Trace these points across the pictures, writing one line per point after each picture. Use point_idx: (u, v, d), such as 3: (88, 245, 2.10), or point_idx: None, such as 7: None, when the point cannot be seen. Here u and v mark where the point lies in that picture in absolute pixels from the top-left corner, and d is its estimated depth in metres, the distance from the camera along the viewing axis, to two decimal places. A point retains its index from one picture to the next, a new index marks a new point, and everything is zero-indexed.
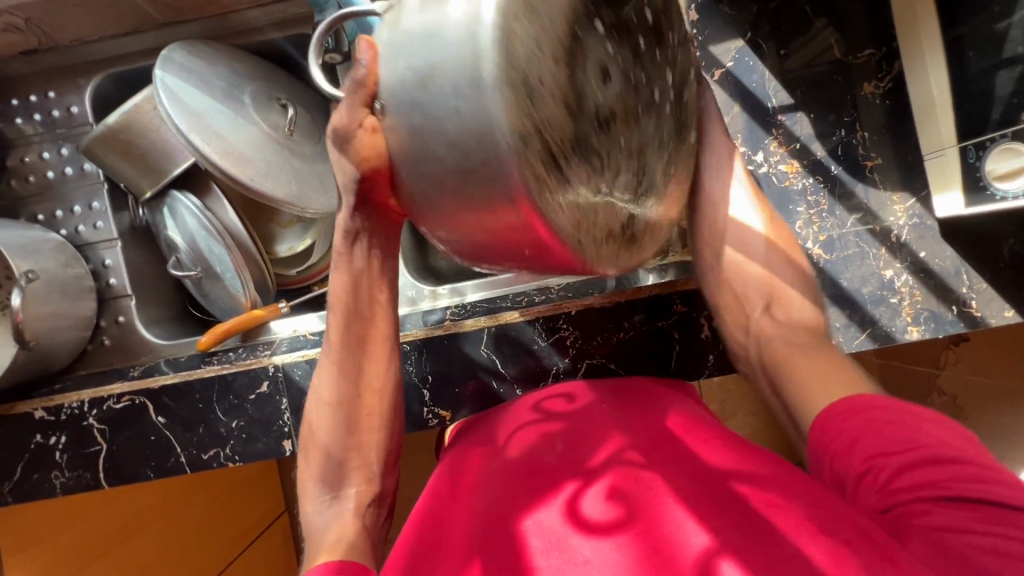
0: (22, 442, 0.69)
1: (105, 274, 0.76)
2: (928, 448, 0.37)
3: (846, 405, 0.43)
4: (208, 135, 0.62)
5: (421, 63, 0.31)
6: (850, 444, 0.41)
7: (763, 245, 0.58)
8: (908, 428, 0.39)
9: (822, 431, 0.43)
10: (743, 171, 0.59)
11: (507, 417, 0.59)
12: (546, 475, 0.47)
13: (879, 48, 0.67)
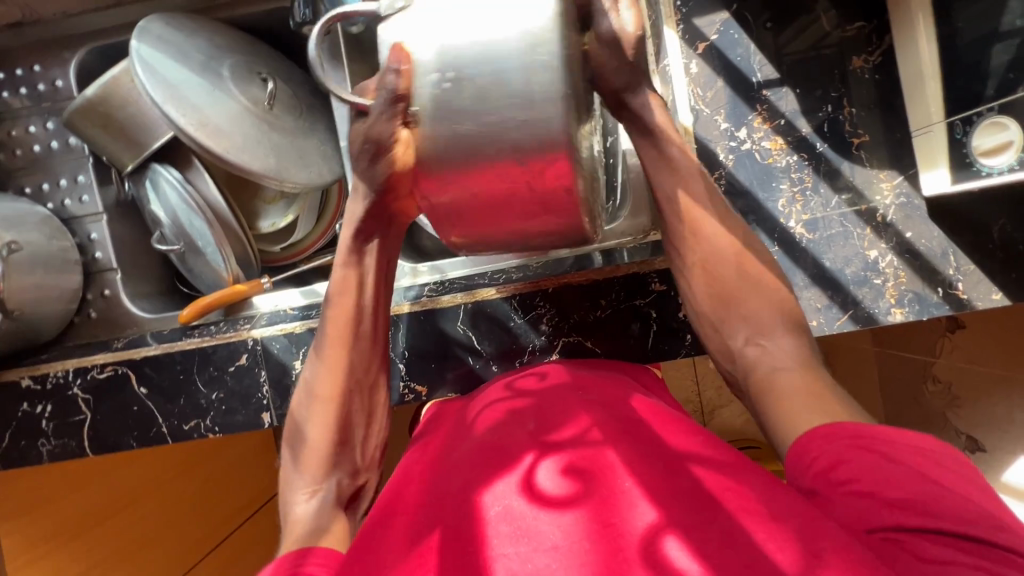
0: (9, 410, 0.71)
1: (92, 248, 0.77)
2: (911, 474, 0.37)
3: (825, 429, 0.43)
4: (184, 108, 0.62)
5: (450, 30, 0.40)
6: (830, 467, 0.40)
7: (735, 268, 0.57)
8: (896, 457, 0.39)
9: (803, 450, 0.43)
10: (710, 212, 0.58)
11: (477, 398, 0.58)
12: (511, 446, 0.46)
13: (869, 20, 0.65)
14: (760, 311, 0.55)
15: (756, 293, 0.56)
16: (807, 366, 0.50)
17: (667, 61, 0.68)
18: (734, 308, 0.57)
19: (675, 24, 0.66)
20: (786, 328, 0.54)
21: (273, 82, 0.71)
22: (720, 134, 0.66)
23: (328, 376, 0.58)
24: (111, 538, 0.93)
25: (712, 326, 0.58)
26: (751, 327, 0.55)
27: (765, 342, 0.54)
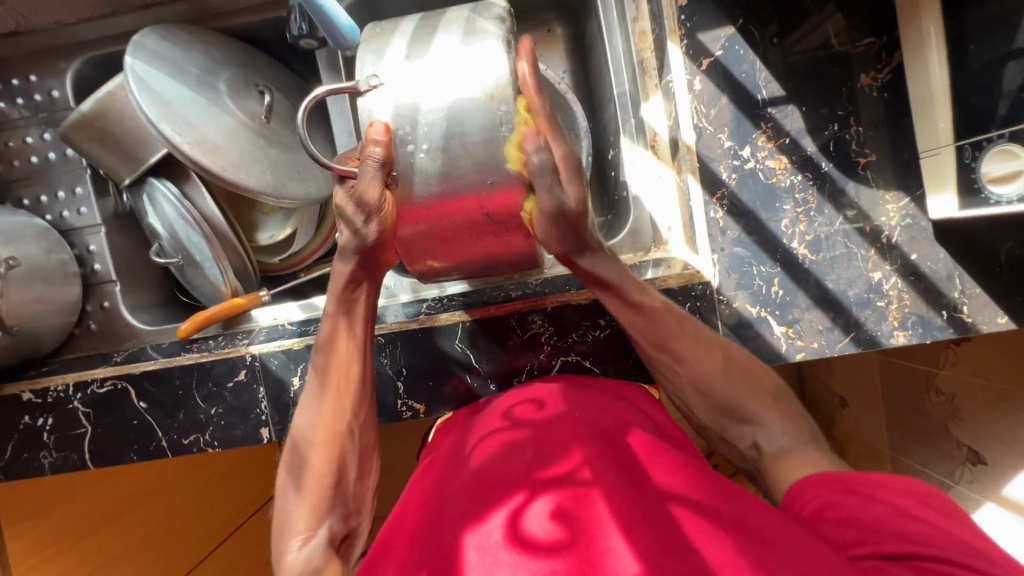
0: (11, 423, 0.72)
1: (91, 260, 0.77)
2: (891, 512, 0.41)
3: (816, 478, 0.47)
4: (179, 125, 0.61)
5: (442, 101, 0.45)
6: (821, 508, 0.44)
7: (719, 370, 0.58)
8: (876, 494, 0.43)
9: (798, 495, 0.47)
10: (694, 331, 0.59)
11: (478, 424, 0.59)
12: (505, 482, 0.47)
13: (879, 37, 0.63)
14: (748, 401, 0.57)
15: (745, 393, 0.57)
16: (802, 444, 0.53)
17: (671, 77, 0.66)
18: (730, 413, 0.58)
19: (678, 40, 0.64)
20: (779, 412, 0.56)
21: (270, 94, 0.70)
22: (723, 153, 0.65)
23: (328, 411, 0.57)
24: (112, 541, 0.94)
25: (714, 432, 0.59)
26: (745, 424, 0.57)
27: (761, 433, 0.56)
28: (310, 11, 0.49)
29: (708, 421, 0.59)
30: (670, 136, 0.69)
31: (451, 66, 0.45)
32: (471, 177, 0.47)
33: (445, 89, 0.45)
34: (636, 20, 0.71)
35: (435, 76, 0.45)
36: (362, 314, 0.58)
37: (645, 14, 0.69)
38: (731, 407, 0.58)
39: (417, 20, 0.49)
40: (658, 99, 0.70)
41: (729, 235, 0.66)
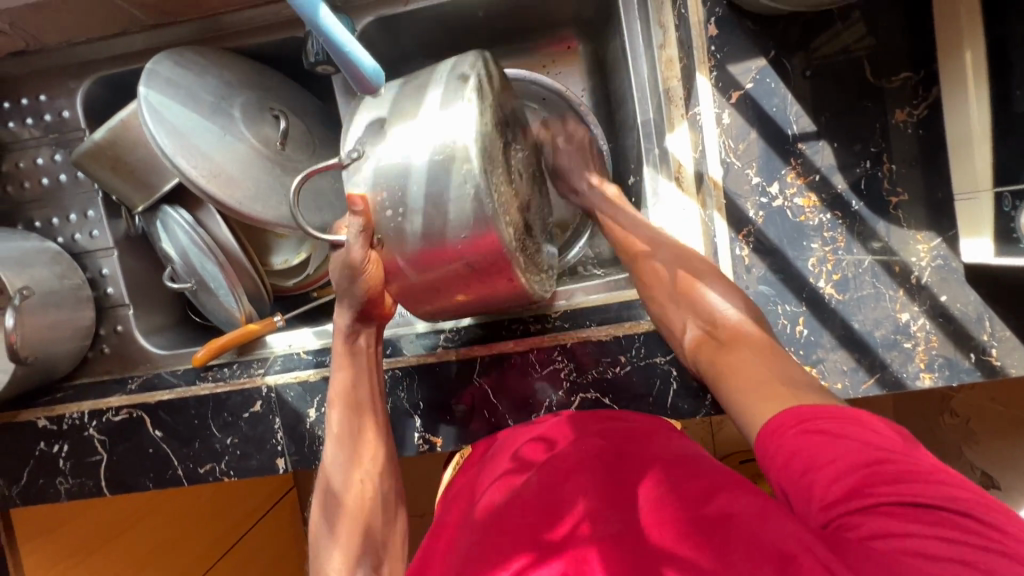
0: (26, 449, 0.72)
1: (103, 283, 0.77)
2: (854, 447, 0.37)
3: (778, 418, 0.43)
4: (194, 157, 0.60)
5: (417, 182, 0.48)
6: (788, 458, 0.40)
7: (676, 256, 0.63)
8: (842, 435, 0.38)
9: (762, 447, 0.42)
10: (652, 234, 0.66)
11: (489, 466, 0.60)
12: (505, 545, 0.47)
13: (916, 71, 0.61)
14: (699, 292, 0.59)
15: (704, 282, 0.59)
16: (752, 335, 0.53)
17: (698, 108, 0.64)
18: (682, 303, 0.59)
19: (708, 71, 0.62)
20: (732, 301, 0.57)
21: (285, 120, 0.68)
22: (750, 190, 0.63)
23: (346, 456, 0.60)
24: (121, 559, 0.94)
25: (668, 327, 0.61)
26: (697, 314, 0.58)
27: (710, 325, 0.56)
28: (333, 56, 0.44)
29: (661, 312, 0.61)
30: (695, 169, 0.67)
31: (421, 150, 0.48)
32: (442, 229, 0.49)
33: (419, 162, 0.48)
34: (662, 47, 0.69)
35: (405, 159, 0.48)
36: (366, 349, 0.62)
37: (673, 41, 0.67)
38: (684, 295, 0.59)
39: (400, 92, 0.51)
40: (684, 130, 0.67)
41: (754, 272, 0.64)
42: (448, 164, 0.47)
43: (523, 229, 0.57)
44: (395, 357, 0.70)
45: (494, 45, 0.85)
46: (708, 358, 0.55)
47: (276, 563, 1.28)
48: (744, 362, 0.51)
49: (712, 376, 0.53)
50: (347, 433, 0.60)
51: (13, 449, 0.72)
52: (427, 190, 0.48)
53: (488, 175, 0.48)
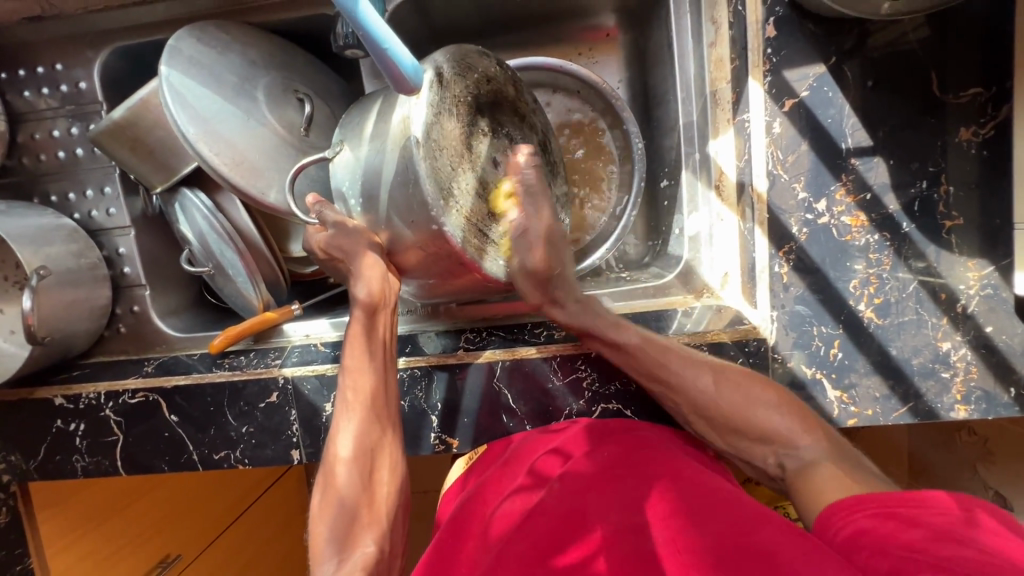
0: (43, 426, 0.71)
1: (120, 262, 0.75)
2: (926, 536, 0.37)
3: (851, 500, 0.44)
4: (216, 143, 0.57)
5: (389, 177, 0.50)
6: (855, 533, 0.40)
7: (723, 386, 0.58)
8: (913, 516, 0.39)
9: (830, 521, 0.43)
10: (679, 366, 0.59)
11: (507, 472, 0.59)
12: (516, 555, 0.45)
13: (988, 86, 0.56)
14: (765, 421, 0.56)
15: (761, 414, 0.56)
16: (832, 458, 0.52)
17: (748, 114, 0.60)
18: (740, 434, 0.57)
19: (761, 76, 0.59)
20: (796, 429, 0.55)
21: (311, 104, 0.65)
22: (796, 205, 0.60)
23: (355, 441, 0.56)
24: (137, 525, 0.96)
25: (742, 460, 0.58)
26: (768, 445, 0.56)
27: (786, 452, 0.54)
28: (369, 49, 0.41)
29: (726, 445, 0.59)
30: (737, 178, 0.64)
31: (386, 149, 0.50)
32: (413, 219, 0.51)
33: (387, 158, 0.49)
34: (713, 46, 0.65)
35: (377, 157, 0.50)
36: (384, 322, 0.60)
37: (725, 40, 0.63)
38: (753, 428, 0.56)
39: (384, 98, 0.52)
40: (729, 136, 0.64)
41: (791, 292, 0.62)
42: (401, 159, 0.48)
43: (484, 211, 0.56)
44: (414, 355, 0.68)
45: (529, 29, 0.80)
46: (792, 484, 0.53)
47: (283, 533, 1.33)
48: (843, 486, 0.48)
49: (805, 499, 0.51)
50: (357, 407, 0.57)
51: (29, 425, 0.72)
52: (383, 176, 0.50)
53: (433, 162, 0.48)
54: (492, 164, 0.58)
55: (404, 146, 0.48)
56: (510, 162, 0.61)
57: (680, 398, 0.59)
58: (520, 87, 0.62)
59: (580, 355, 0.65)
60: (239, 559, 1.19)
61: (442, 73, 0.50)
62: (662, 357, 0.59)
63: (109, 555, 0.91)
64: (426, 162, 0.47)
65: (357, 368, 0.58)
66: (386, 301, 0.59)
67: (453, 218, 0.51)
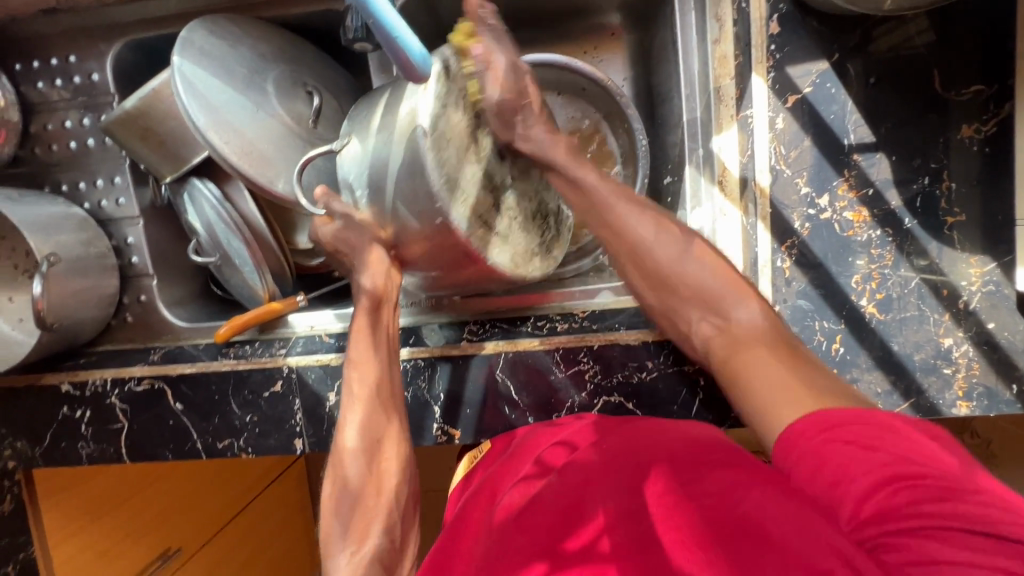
0: (49, 412, 0.72)
1: (128, 252, 0.76)
2: (888, 467, 0.34)
3: (805, 423, 0.40)
4: (226, 133, 0.58)
5: (395, 167, 0.51)
6: (812, 465, 0.38)
7: (668, 237, 0.59)
8: (871, 441, 0.36)
9: (787, 448, 0.40)
10: (628, 213, 0.60)
11: (512, 463, 0.59)
12: (517, 547, 0.45)
13: (990, 84, 0.57)
14: (707, 282, 0.57)
15: (706, 276, 0.57)
16: (769, 337, 0.52)
17: (751, 109, 0.61)
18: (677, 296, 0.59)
19: (765, 71, 0.59)
20: (737, 297, 0.55)
21: (320, 97, 0.66)
22: (798, 200, 0.61)
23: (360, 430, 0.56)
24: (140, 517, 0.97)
25: (669, 320, 0.60)
26: (703, 308, 0.57)
27: (720, 320, 0.55)
28: (378, 37, 0.41)
29: (660, 306, 0.60)
30: (740, 174, 0.64)
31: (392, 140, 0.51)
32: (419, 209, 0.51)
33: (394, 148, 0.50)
34: (717, 43, 0.65)
35: (383, 148, 0.51)
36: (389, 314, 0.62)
37: (729, 37, 0.63)
38: (693, 289, 0.57)
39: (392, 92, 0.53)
40: (732, 131, 0.64)
41: (793, 286, 0.62)
42: (408, 150, 0.49)
43: (491, 203, 0.56)
44: (418, 346, 0.69)
45: (535, 27, 0.81)
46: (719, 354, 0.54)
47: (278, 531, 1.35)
48: (779, 372, 0.47)
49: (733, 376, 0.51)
50: (363, 397, 0.57)
51: (35, 411, 0.72)
52: (389, 166, 0.51)
53: (439, 154, 0.49)
54: (498, 157, 0.58)
55: (411, 137, 0.49)
56: (516, 156, 0.62)
57: (624, 245, 0.61)
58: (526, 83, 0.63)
59: (583, 347, 0.65)
60: (239, 553, 1.20)
61: (450, 66, 0.52)
62: (619, 206, 0.61)
63: (112, 547, 0.91)
64: (432, 153, 0.49)
65: (363, 360, 0.58)
66: (389, 296, 0.61)
67: (458, 208, 0.51)
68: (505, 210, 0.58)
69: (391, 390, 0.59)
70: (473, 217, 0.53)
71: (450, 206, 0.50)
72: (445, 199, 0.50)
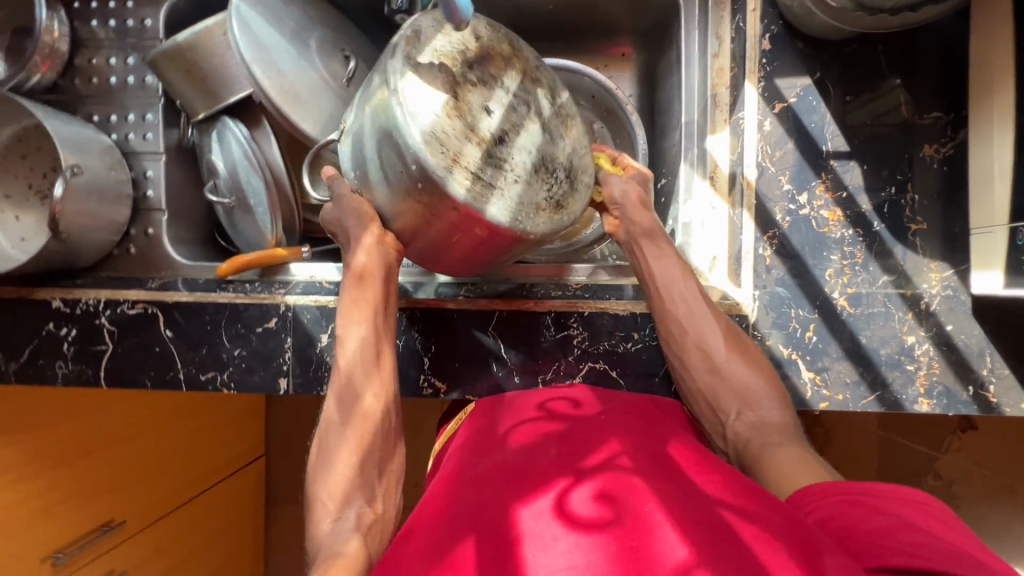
0: (33, 327, 0.71)
1: (145, 185, 0.79)
2: (893, 523, 0.38)
3: (818, 487, 0.45)
4: (270, 71, 0.63)
5: (383, 138, 0.53)
6: (826, 518, 0.41)
7: (721, 329, 0.61)
8: (881, 505, 0.40)
9: (800, 503, 0.44)
10: (692, 285, 0.63)
11: (513, 409, 0.60)
12: (542, 468, 0.49)
13: (947, 113, 0.65)
14: (757, 388, 0.58)
15: (756, 383, 0.59)
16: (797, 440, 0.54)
17: (742, 114, 0.69)
18: (724, 382, 0.59)
19: (756, 80, 0.67)
20: (772, 400, 0.58)
21: (356, 61, 0.72)
22: (780, 195, 0.67)
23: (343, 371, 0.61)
24: (98, 477, 0.95)
25: (707, 407, 0.60)
26: (746, 405, 0.58)
27: (756, 417, 0.57)
28: None
29: (706, 388, 0.60)
30: (730, 170, 0.71)
31: (374, 111, 0.54)
32: (418, 178, 0.52)
33: (375, 119, 0.53)
34: (716, 57, 0.74)
35: (366, 122, 0.55)
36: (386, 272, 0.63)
37: (727, 52, 0.72)
38: (740, 386, 0.59)
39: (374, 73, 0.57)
40: (725, 133, 0.72)
41: (773, 274, 0.67)
42: (384, 118, 0.52)
43: (484, 159, 0.54)
44: (415, 297, 0.71)
45: (555, 40, 0.91)
46: (752, 448, 0.54)
47: (236, 526, 1.32)
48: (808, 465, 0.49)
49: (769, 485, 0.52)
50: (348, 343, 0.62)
51: (19, 325, 0.71)
52: (374, 137, 0.54)
53: (413, 114, 0.51)
54: (484, 112, 0.55)
55: (387, 107, 0.52)
56: (509, 112, 0.57)
57: (676, 326, 0.62)
58: (517, 45, 0.61)
59: (572, 312, 0.68)
60: (181, 545, 1.15)
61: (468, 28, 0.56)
62: (680, 279, 0.63)
63: (55, 503, 0.87)
64: (405, 114, 0.51)
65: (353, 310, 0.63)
66: (377, 266, 0.63)
67: (451, 171, 0.51)
68: (499, 163, 0.54)
69: (376, 347, 0.62)
70: (473, 180, 0.52)
71: (435, 166, 0.51)
72: (419, 151, 0.51)
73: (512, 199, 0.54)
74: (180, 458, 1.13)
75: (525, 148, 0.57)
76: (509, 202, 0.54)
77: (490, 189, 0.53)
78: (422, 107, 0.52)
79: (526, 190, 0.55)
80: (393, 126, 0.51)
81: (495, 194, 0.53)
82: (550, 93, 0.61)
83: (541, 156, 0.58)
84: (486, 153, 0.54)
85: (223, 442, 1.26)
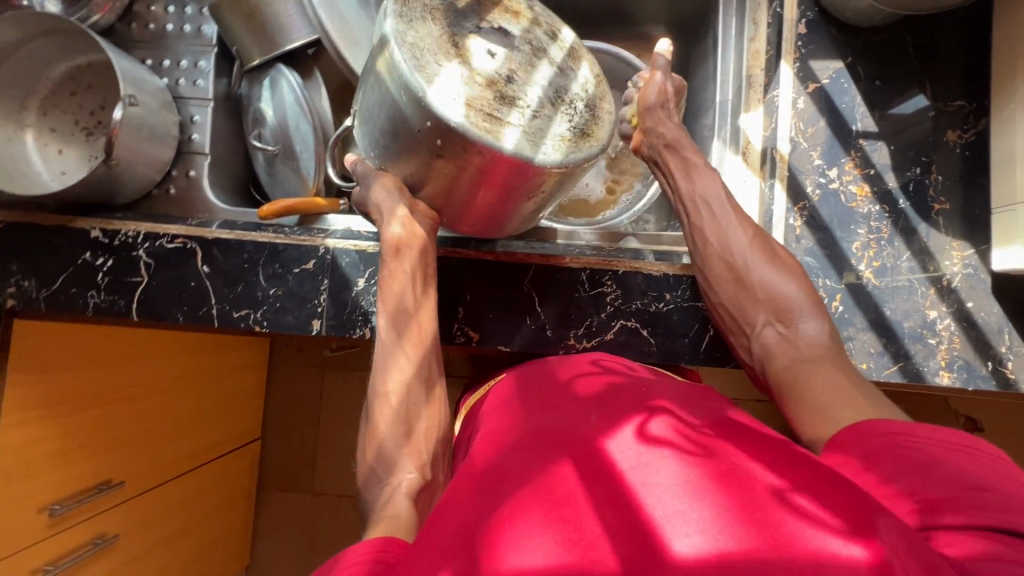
0: (69, 255, 0.71)
1: (191, 129, 0.80)
2: (943, 475, 0.36)
3: (856, 430, 0.43)
4: (334, 16, 0.66)
5: (393, 99, 0.56)
6: (868, 463, 0.39)
7: (748, 241, 0.62)
8: (928, 451, 0.38)
9: (838, 449, 0.42)
10: (722, 201, 0.65)
11: (564, 362, 0.61)
12: (610, 406, 0.49)
13: (970, 102, 0.69)
14: (794, 300, 0.58)
15: (787, 291, 0.59)
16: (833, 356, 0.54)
17: (777, 92, 0.72)
18: (753, 294, 0.60)
19: (792, 61, 0.71)
20: (811, 309, 0.57)
21: None
22: (811, 168, 0.70)
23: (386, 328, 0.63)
24: (108, 434, 0.93)
25: (733, 315, 0.61)
26: (778, 317, 0.58)
27: (786, 329, 0.57)
28: None
29: (735, 302, 0.61)
30: (762, 146, 0.74)
31: (382, 74, 0.57)
32: (435, 131, 0.55)
33: (383, 81, 0.57)
34: (752, 41, 0.78)
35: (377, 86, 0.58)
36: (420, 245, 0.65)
37: (762, 37, 0.76)
38: (769, 296, 0.59)
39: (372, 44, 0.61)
40: (758, 111, 0.75)
41: (802, 244, 0.70)
42: (390, 76, 0.55)
43: (494, 99, 0.57)
44: (453, 247, 0.72)
45: (592, 27, 0.95)
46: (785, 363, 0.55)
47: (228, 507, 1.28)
48: (839, 385, 0.50)
49: (792, 385, 0.53)
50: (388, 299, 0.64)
51: (54, 252, 0.71)
52: (386, 97, 0.57)
53: (417, 65, 0.55)
54: (489, 54, 0.60)
55: (390, 65, 0.55)
56: (513, 52, 0.62)
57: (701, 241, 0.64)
58: None
59: (607, 270, 0.70)
60: (178, 517, 1.12)
61: None
62: (706, 193, 0.65)
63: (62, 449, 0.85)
64: (408, 65, 0.54)
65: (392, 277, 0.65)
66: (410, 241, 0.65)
67: (468, 116, 0.55)
68: (510, 100, 0.58)
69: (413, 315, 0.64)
70: (487, 121, 0.55)
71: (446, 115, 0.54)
72: (433, 100, 0.54)
73: (528, 132, 0.57)
74: (185, 423, 1.10)
75: (539, 86, 0.61)
76: (527, 133, 0.57)
77: (505, 124, 0.56)
78: (423, 59, 0.56)
79: (543, 124, 0.59)
80: (401, 83, 0.55)
81: (511, 127, 0.56)
82: (551, 30, 0.65)
83: (554, 89, 0.62)
84: (494, 94, 0.58)
85: (226, 414, 1.23)
